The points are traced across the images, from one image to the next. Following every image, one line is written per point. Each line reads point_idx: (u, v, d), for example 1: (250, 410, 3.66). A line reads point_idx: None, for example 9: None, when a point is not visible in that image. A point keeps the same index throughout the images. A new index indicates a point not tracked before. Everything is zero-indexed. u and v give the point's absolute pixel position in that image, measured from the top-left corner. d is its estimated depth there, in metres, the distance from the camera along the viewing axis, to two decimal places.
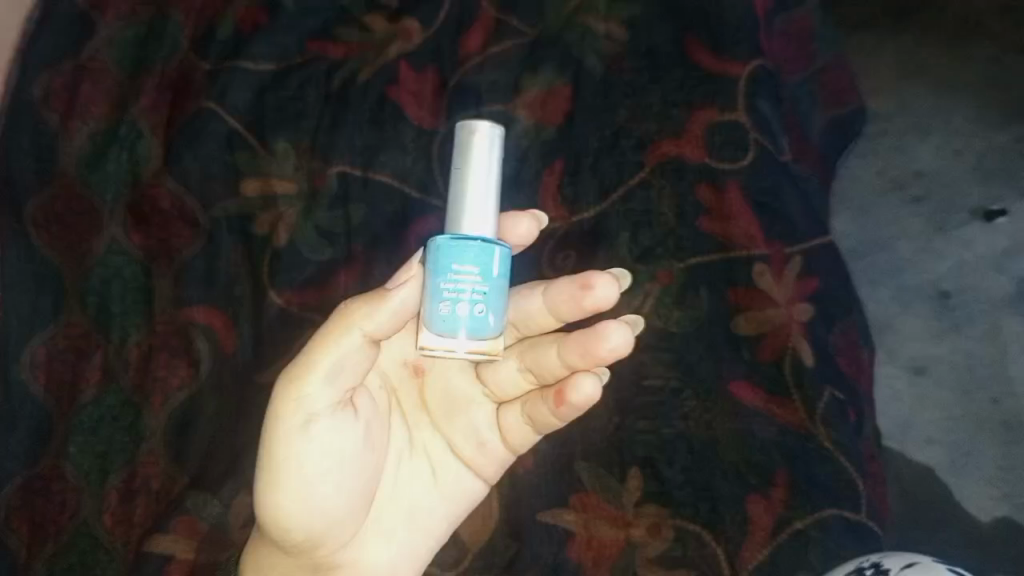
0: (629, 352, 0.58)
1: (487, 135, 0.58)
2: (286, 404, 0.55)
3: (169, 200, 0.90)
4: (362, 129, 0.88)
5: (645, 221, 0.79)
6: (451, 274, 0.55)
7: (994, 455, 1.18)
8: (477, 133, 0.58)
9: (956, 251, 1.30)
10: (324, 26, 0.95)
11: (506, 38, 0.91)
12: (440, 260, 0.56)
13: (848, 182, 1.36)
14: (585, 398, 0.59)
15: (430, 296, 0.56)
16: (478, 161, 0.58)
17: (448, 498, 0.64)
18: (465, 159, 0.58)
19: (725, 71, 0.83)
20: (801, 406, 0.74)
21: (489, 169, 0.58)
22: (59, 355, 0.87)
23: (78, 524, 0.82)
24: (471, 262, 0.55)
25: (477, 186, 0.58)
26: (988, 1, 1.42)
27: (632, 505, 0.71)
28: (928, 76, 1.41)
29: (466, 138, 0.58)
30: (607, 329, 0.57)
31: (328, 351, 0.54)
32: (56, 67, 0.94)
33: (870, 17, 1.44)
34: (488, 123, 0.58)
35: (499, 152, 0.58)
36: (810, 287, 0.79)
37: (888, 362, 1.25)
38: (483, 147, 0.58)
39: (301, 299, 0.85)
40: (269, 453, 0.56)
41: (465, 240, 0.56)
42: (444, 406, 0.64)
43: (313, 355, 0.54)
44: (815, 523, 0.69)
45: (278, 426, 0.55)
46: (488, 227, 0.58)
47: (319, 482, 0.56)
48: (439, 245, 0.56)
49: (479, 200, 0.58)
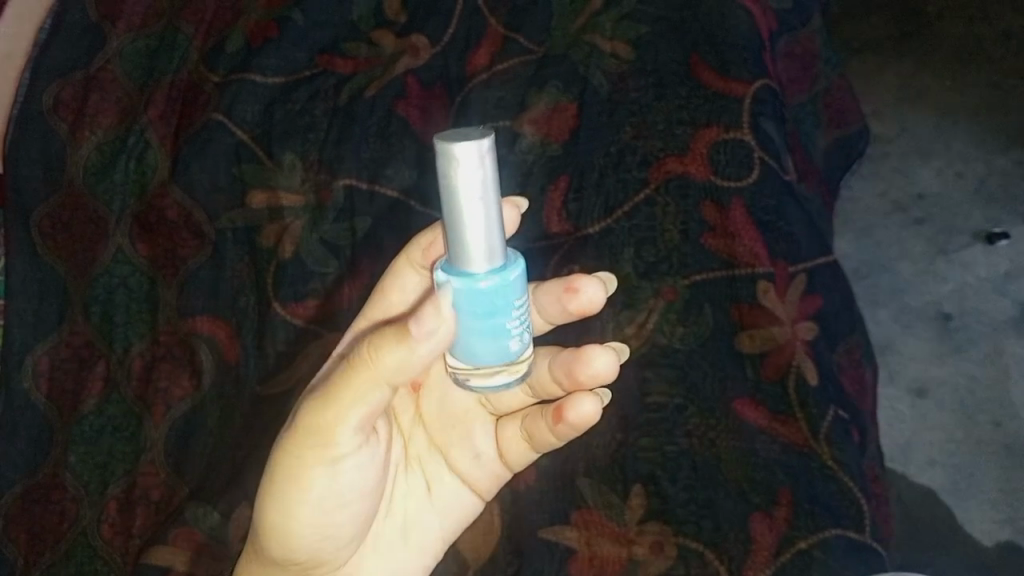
0: (615, 375, 0.56)
1: (473, 152, 0.46)
2: (314, 445, 0.51)
3: (176, 210, 0.90)
4: (368, 142, 0.89)
5: (649, 239, 0.79)
6: (498, 314, 0.48)
7: (997, 478, 1.16)
8: (461, 155, 0.46)
9: (958, 274, 1.33)
10: (333, 41, 0.96)
11: (512, 53, 0.91)
12: (479, 303, 0.48)
13: (849, 204, 1.43)
14: (583, 418, 0.57)
15: (491, 339, 0.49)
16: (468, 187, 0.46)
17: (445, 515, 0.64)
18: (451, 184, 0.47)
19: (728, 90, 0.83)
20: (804, 426, 0.73)
21: (484, 191, 0.47)
22: (62, 364, 0.88)
23: (76, 534, 0.83)
24: (515, 295, 0.49)
25: (473, 220, 0.47)
26: (956, 45, 1.57)
27: (635, 523, 0.69)
28: (913, 108, 1.51)
29: (450, 165, 0.46)
30: (593, 351, 0.56)
31: (359, 398, 0.48)
32: (68, 75, 0.94)
33: (851, 58, 1.58)
34: (471, 142, 0.46)
35: (492, 171, 0.47)
36: (813, 305, 0.81)
37: (889, 384, 1.25)
38: (472, 170, 0.46)
39: (304, 311, 0.85)
40: (287, 485, 0.53)
41: (504, 275, 0.48)
42: (441, 420, 0.63)
43: (342, 400, 0.48)
44: (819, 543, 0.67)
45: (302, 464, 0.52)
46: (498, 252, 0.48)
47: (338, 512, 0.55)
48: (474, 287, 0.48)
49: (477, 232, 0.47)
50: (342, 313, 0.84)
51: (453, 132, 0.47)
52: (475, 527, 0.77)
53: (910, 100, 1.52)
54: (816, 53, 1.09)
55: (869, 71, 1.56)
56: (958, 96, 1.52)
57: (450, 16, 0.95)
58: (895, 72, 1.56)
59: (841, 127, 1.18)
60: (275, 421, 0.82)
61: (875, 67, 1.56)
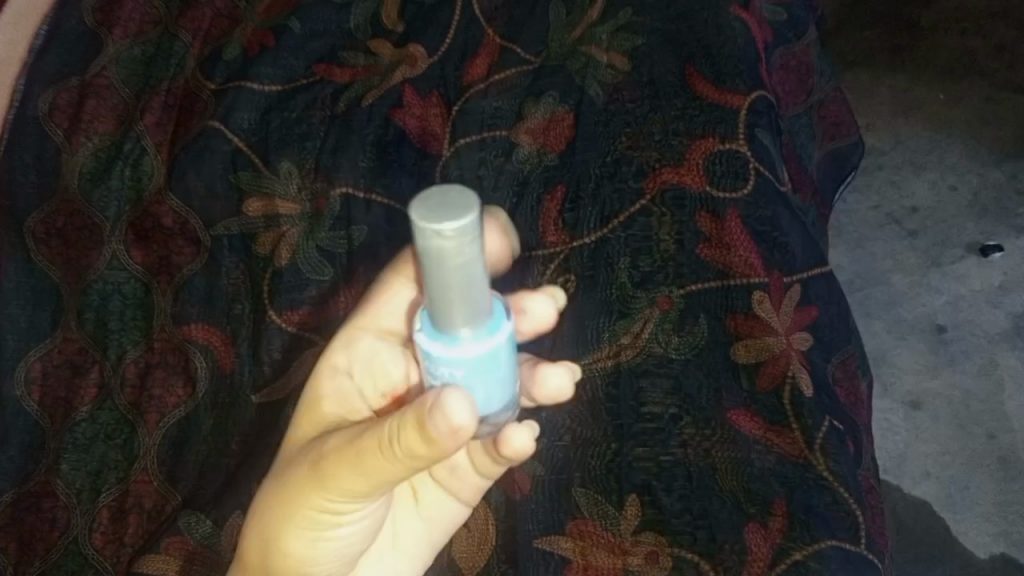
0: (569, 396, 0.54)
1: (465, 225, 0.40)
2: (343, 498, 0.50)
3: (171, 217, 0.91)
4: (366, 151, 0.89)
5: (646, 248, 0.79)
6: (502, 369, 0.46)
7: (991, 490, 1.17)
8: (455, 232, 0.40)
9: (952, 285, 1.34)
10: (331, 51, 0.97)
11: (509, 64, 0.92)
12: (484, 367, 0.45)
13: (844, 215, 1.43)
14: (517, 449, 0.50)
15: (500, 394, 0.47)
16: (463, 260, 0.41)
17: (432, 524, 0.63)
18: (443, 259, 0.41)
19: (724, 101, 0.83)
20: (799, 436, 0.73)
21: (475, 257, 0.42)
22: (54, 371, 0.88)
23: (67, 543, 0.82)
24: (512, 343, 0.46)
25: (465, 291, 0.42)
26: (952, 58, 1.58)
27: (630, 533, 0.68)
28: (907, 122, 1.52)
29: (434, 244, 0.40)
30: (540, 371, 0.54)
31: (394, 467, 0.48)
32: (63, 81, 0.94)
33: (847, 72, 1.59)
34: (454, 221, 0.40)
35: (478, 240, 0.41)
36: (808, 316, 0.81)
37: (884, 395, 1.26)
38: (465, 244, 0.41)
39: (299, 319, 0.84)
40: (305, 527, 0.52)
41: (504, 331, 0.45)
42: None
43: (377, 465, 0.48)
44: (815, 554, 0.66)
45: (318, 514, 0.51)
46: (490, 308, 0.44)
47: (351, 549, 0.55)
48: (478, 354, 0.44)
49: (469, 298, 0.43)
50: (339, 323, 0.83)
51: (431, 199, 0.40)
52: (468, 535, 0.75)
53: (904, 114, 1.53)
54: (812, 65, 1.10)
55: (863, 85, 1.58)
56: (953, 109, 1.53)
57: (447, 26, 0.95)
58: (889, 87, 1.57)
59: (836, 140, 1.20)
60: (270, 430, 0.82)
61: (870, 81, 1.58)
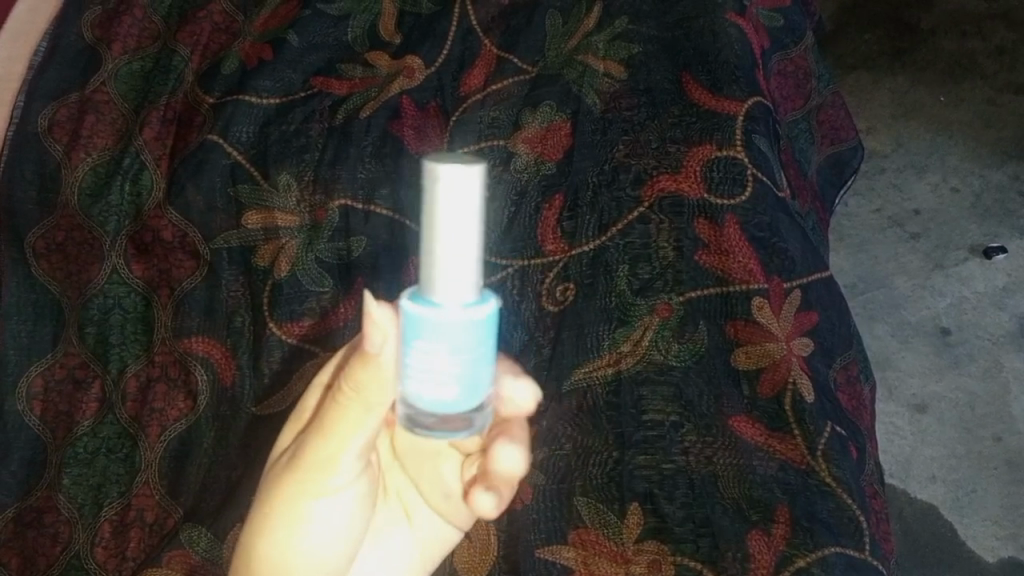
0: (521, 474, 0.52)
1: (458, 180, 0.43)
2: (316, 476, 0.52)
3: (171, 231, 0.91)
4: (364, 163, 0.88)
5: (644, 257, 0.78)
6: (460, 353, 0.44)
7: (997, 493, 1.18)
8: (444, 178, 0.43)
9: (955, 288, 1.35)
10: (328, 64, 0.97)
11: (504, 74, 0.91)
12: (428, 339, 0.44)
13: (845, 219, 1.43)
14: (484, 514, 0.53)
15: (429, 384, 0.45)
16: (447, 210, 0.44)
17: (425, 549, 0.59)
18: (433, 205, 0.44)
19: (721, 108, 0.83)
20: (801, 442, 0.73)
21: (462, 218, 0.44)
22: (56, 386, 0.89)
23: (69, 557, 0.83)
24: (453, 333, 0.44)
25: (444, 247, 0.44)
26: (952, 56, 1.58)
27: (632, 542, 0.68)
28: (911, 121, 1.52)
29: (433, 188, 0.44)
30: (506, 381, 0.53)
31: (358, 423, 0.50)
32: (62, 98, 0.95)
33: (848, 71, 1.59)
34: (449, 169, 0.43)
35: (472, 204, 0.44)
36: (807, 320, 0.81)
37: (888, 399, 1.26)
38: (453, 196, 0.44)
39: (300, 331, 0.84)
40: (288, 505, 0.54)
41: (477, 308, 0.44)
42: (415, 458, 0.57)
43: (341, 422, 0.50)
44: (819, 561, 0.66)
45: (294, 489, 0.53)
46: (462, 284, 0.44)
47: (331, 545, 0.55)
48: (420, 312, 0.44)
49: (445, 257, 0.44)
50: (339, 335, 0.83)
51: (446, 156, 0.44)
52: (470, 544, 0.75)
53: (905, 117, 1.53)
54: (811, 70, 1.10)
55: (863, 87, 1.57)
56: (954, 111, 1.53)
57: (445, 36, 0.95)
58: (891, 89, 1.56)
59: (835, 144, 1.20)
60: (269, 442, 0.81)
61: (870, 83, 1.57)
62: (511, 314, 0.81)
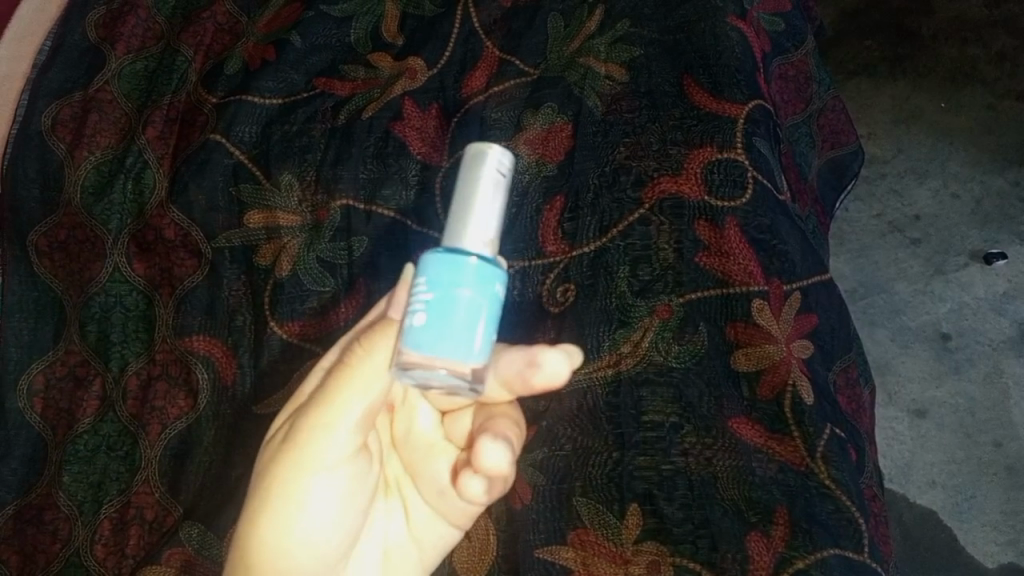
0: (509, 469, 0.50)
1: (497, 163, 0.48)
2: (313, 454, 0.53)
3: (173, 230, 0.91)
4: (366, 163, 0.89)
5: (644, 258, 0.79)
6: (466, 297, 0.45)
7: (997, 500, 1.23)
8: (488, 155, 0.48)
9: (956, 293, 1.37)
10: (331, 65, 0.97)
11: (506, 76, 0.91)
12: (439, 283, 0.45)
13: (845, 224, 1.44)
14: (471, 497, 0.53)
15: (432, 326, 0.45)
16: (484, 181, 0.47)
17: (419, 540, 0.60)
18: (473, 178, 0.48)
19: (723, 111, 0.83)
20: (801, 444, 0.73)
21: (494, 196, 0.47)
22: (57, 383, 0.89)
23: (69, 554, 0.84)
24: (462, 277, 0.45)
25: (475, 216, 0.47)
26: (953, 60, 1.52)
27: (631, 543, 0.68)
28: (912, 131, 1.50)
29: (474, 166, 0.48)
30: (541, 355, 0.49)
31: (353, 398, 0.51)
32: (65, 97, 0.95)
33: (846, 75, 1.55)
34: (492, 152, 0.48)
35: (502, 188, 0.48)
36: (807, 322, 0.81)
37: (889, 404, 1.31)
38: (490, 175, 0.48)
39: (301, 330, 0.85)
40: (284, 486, 0.54)
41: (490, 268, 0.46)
42: (411, 448, 0.58)
43: (338, 397, 0.51)
44: (817, 562, 0.67)
45: (290, 469, 0.54)
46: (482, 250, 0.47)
47: (325, 530, 0.55)
48: (437, 259, 0.46)
49: (473, 225, 0.47)
50: (338, 334, 0.83)
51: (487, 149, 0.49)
52: (469, 545, 0.76)
53: (906, 122, 1.51)
54: (811, 74, 1.10)
55: (864, 92, 1.54)
56: (954, 118, 1.51)
57: (447, 39, 0.95)
58: (891, 94, 1.53)
59: (835, 148, 1.21)
60: None
61: (871, 89, 1.54)
62: (511, 313, 0.82)
